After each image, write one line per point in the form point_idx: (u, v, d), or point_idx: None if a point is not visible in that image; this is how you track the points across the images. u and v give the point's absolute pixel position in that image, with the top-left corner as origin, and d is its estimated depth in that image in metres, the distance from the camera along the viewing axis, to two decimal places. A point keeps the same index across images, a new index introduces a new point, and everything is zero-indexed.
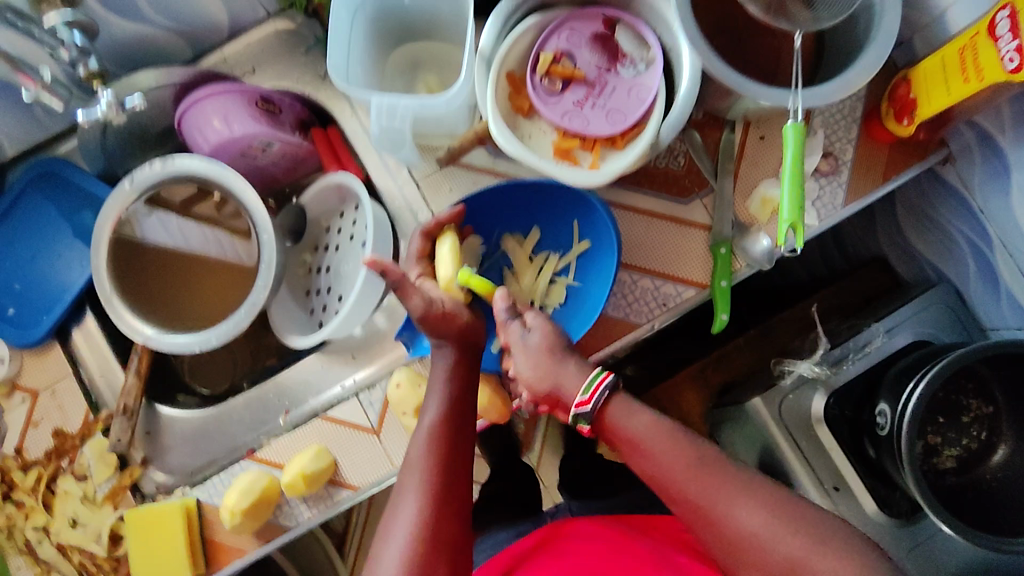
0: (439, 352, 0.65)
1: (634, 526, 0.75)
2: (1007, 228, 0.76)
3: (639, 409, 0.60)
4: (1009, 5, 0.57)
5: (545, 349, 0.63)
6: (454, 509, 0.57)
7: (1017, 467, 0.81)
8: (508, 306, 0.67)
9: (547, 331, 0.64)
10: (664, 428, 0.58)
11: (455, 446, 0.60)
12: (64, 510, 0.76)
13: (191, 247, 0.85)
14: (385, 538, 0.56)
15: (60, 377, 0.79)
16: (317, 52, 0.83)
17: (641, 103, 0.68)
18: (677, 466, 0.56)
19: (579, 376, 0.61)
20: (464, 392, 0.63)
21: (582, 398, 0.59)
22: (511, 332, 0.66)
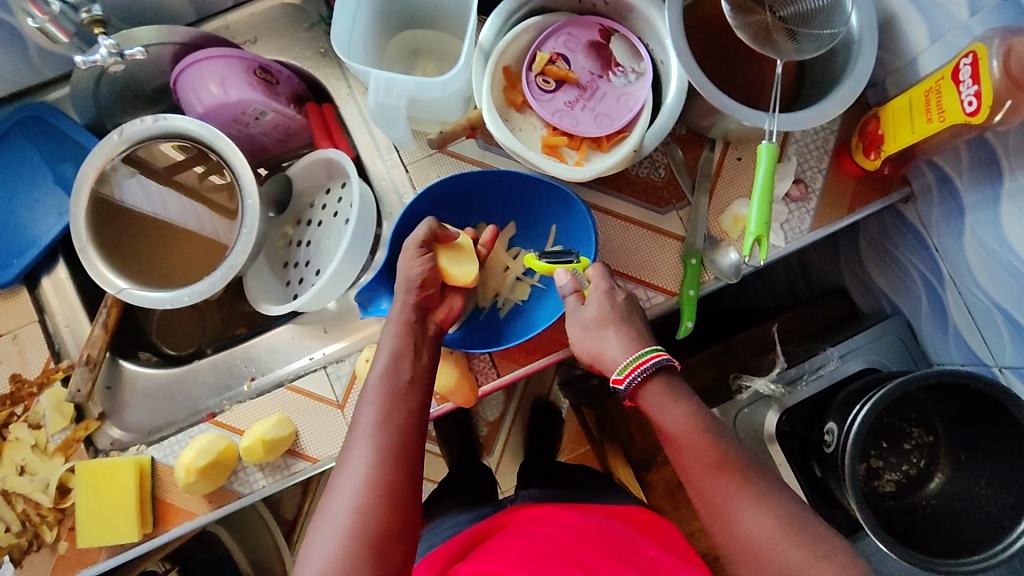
0: (393, 309, 0.69)
1: (610, 521, 0.77)
2: (958, 267, 0.81)
3: (679, 398, 0.63)
4: (973, 53, 0.62)
5: (598, 321, 0.67)
6: (407, 444, 0.59)
7: (950, 494, 0.84)
8: (569, 281, 0.69)
9: (601, 301, 0.67)
10: (694, 423, 0.61)
11: (409, 389, 0.63)
12: (14, 456, 0.76)
13: (167, 215, 0.86)
14: (340, 473, 0.58)
15: (24, 323, 0.79)
16: (320, 31, 0.85)
17: (628, 111, 0.72)
18: (698, 464, 0.60)
19: (621, 349, 0.65)
20: (411, 348, 0.66)
21: (617, 376, 0.64)
22: (568, 305, 0.69)
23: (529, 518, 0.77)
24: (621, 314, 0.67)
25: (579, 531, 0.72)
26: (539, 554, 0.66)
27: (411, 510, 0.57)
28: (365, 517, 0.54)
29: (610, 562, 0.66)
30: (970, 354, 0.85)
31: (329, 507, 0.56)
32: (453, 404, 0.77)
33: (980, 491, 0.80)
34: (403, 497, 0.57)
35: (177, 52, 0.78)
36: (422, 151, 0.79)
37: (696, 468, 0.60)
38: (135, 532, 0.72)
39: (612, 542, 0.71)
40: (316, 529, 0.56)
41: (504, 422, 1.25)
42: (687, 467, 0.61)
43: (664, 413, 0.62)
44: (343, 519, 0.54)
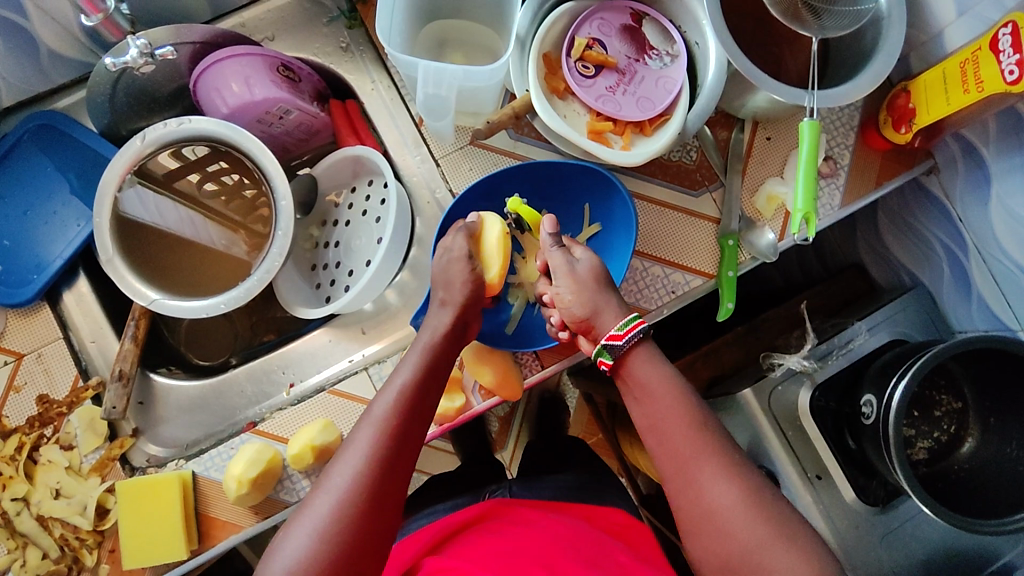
0: (437, 315, 0.67)
1: (585, 524, 0.76)
2: (983, 236, 0.83)
3: (660, 360, 0.65)
4: (1011, 23, 0.63)
5: (592, 278, 0.67)
6: (401, 463, 0.59)
7: (983, 456, 0.86)
8: (554, 235, 0.71)
9: (594, 264, 0.68)
10: (673, 385, 0.63)
11: (421, 406, 0.62)
12: (48, 479, 0.73)
13: (167, 225, 0.81)
14: (329, 474, 0.58)
15: (49, 340, 0.75)
16: (340, 24, 0.82)
17: (668, 94, 0.71)
18: (678, 420, 0.61)
19: (617, 311, 0.66)
20: (440, 362, 0.65)
21: (617, 332, 0.64)
22: (555, 259, 0.69)
23: (501, 517, 0.76)
24: (611, 279, 0.69)
25: (550, 534, 0.71)
26: (504, 559, 0.66)
27: (384, 529, 0.56)
28: (340, 526, 0.54)
29: (575, 564, 0.65)
30: (994, 320, 0.87)
31: (310, 506, 0.56)
32: (499, 398, 0.76)
33: (1011, 452, 0.83)
34: (381, 515, 0.56)
35: (196, 52, 0.75)
36: (455, 144, 0.78)
37: (674, 430, 0.61)
38: (183, 550, 0.70)
39: (583, 544, 0.69)
40: (292, 525, 0.55)
41: (514, 417, 1.25)
42: (656, 425, 0.63)
43: (649, 368, 0.64)
44: (319, 522, 0.54)
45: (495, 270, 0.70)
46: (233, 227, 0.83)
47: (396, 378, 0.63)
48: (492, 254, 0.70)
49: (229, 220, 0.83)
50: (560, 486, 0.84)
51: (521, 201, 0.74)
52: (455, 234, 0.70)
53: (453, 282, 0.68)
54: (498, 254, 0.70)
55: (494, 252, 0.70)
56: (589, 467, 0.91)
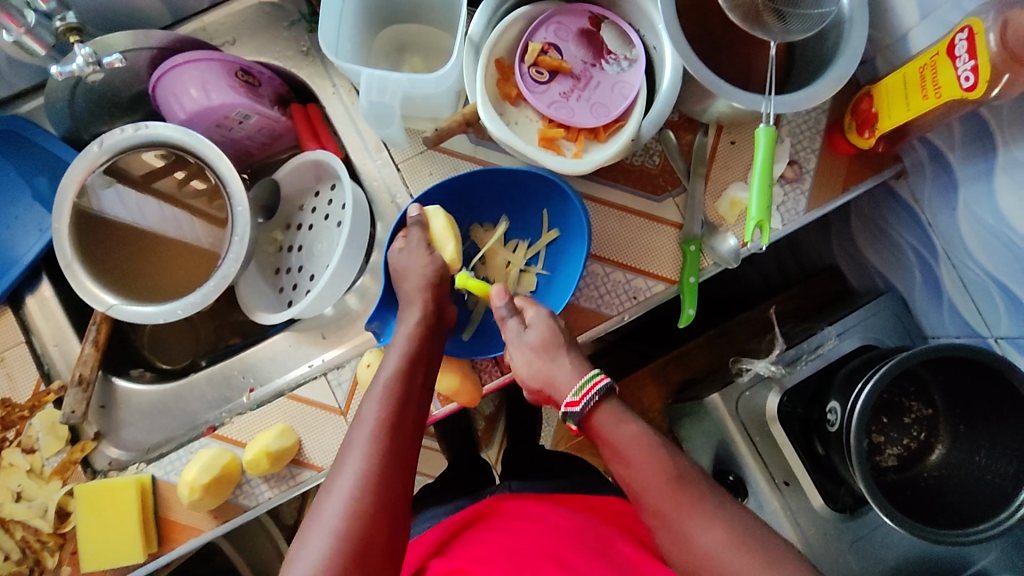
0: (411, 306, 0.66)
1: (585, 515, 0.74)
2: (952, 242, 0.82)
3: (627, 418, 0.61)
4: (969, 28, 0.62)
5: (542, 347, 0.65)
6: (403, 454, 0.57)
7: (953, 465, 0.83)
8: (506, 303, 0.69)
9: (546, 328, 0.66)
10: (646, 440, 0.59)
11: (413, 395, 0.61)
12: (9, 483, 0.73)
13: (148, 224, 0.84)
14: (335, 474, 0.56)
15: (11, 344, 0.76)
16: (301, 28, 0.82)
17: (624, 100, 0.71)
18: (657, 487, 0.57)
19: (572, 374, 0.63)
20: (425, 349, 0.64)
21: (572, 399, 0.61)
22: (510, 328, 0.67)
23: (504, 513, 0.74)
24: (566, 339, 0.66)
25: (555, 526, 0.69)
26: (516, 554, 0.64)
27: (398, 522, 0.55)
28: (357, 523, 0.52)
29: (586, 558, 0.63)
30: (965, 326, 0.85)
31: (321, 509, 0.54)
32: (457, 404, 0.76)
33: (980, 461, 0.80)
34: (393, 508, 0.55)
35: (154, 58, 0.75)
36: (414, 149, 0.78)
37: (650, 483, 0.58)
38: (141, 552, 0.71)
39: (589, 538, 0.68)
40: (307, 531, 0.53)
41: (499, 417, 1.22)
42: (634, 483, 0.59)
43: (622, 431, 0.60)
44: (334, 523, 0.52)
45: (451, 245, 0.70)
46: (212, 224, 0.83)
47: (383, 370, 0.62)
48: (444, 235, 0.70)
49: (213, 219, 0.83)
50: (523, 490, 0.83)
51: (469, 276, 0.72)
52: (408, 231, 0.70)
53: (412, 271, 0.68)
54: (449, 233, 0.70)
55: (444, 234, 0.70)
56: (558, 470, 0.90)
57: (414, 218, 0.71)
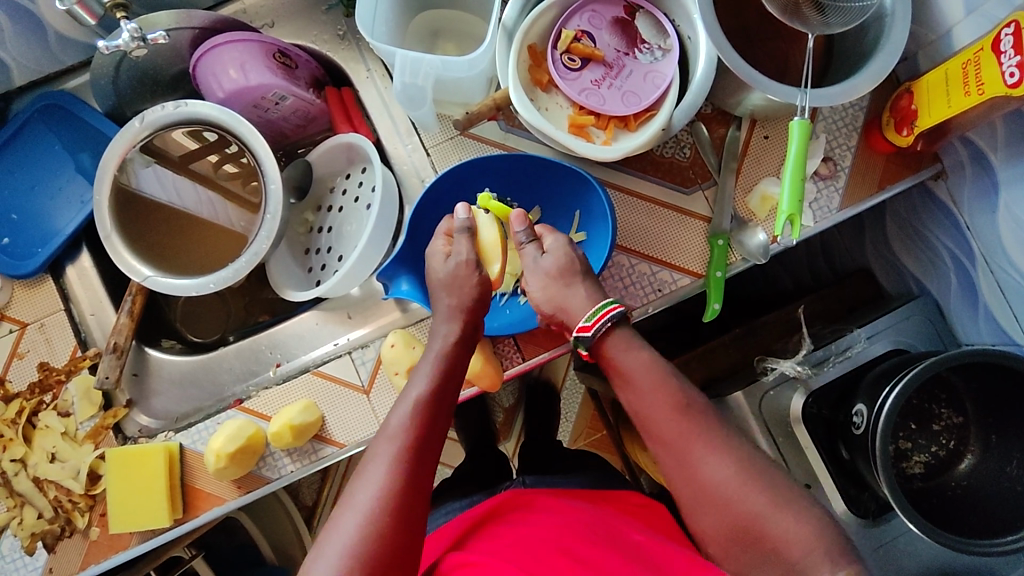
0: (447, 323, 0.66)
1: (600, 508, 0.74)
2: (991, 246, 0.79)
3: (637, 345, 0.63)
4: (1014, 23, 0.60)
5: (558, 273, 0.66)
6: (424, 477, 0.57)
7: (983, 475, 0.81)
8: (526, 229, 0.69)
9: (562, 255, 0.67)
10: (658, 368, 0.61)
11: (440, 416, 0.61)
12: (44, 444, 0.76)
13: (185, 205, 0.86)
14: (354, 490, 0.56)
15: (51, 311, 0.79)
16: (338, 13, 0.84)
17: (656, 89, 0.71)
18: (663, 410, 0.59)
19: (585, 301, 0.64)
20: (455, 370, 0.64)
21: (583, 324, 0.63)
22: (527, 253, 0.69)
23: (521, 506, 0.74)
24: (582, 265, 0.67)
25: (568, 520, 0.69)
26: (528, 548, 0.64)
27: (413, 545, 0.55)
28: (373, 544, 0.52)
29: (595, 550, 0.63)
30: (1000, 334, 0.83)
31: (338, 523, 0.54)
32: (478, 388, 0.76)
33: (1011, 472, 0.78)
34: (410, 527, 0.55)
35: (196, 37, 0.77)
36: (444, 134, 0.78)
37: (658, 417, 0.60)
38: (166, 518, 0.73)
39: (600, 530, 0.67)
40: (322, 545, 0.53)
41: (519, 408, 1.23)
42: (643, 413, 0.61)
43: (630, 357, 0.62)
44: (350, 540, 0.52)
45: (497, 265, 0.71)
46: (245, 208, 0.85)
47: (414, 388, 0.62)
48: (492, 251, 0.71)
49: (245, 202, 0.86)
50: (535, 482, 0.83)
51: (492, 199, 0.73)
52: (455, 239, 0.69)
53: (456, 286, 0.67)
54: (498, 250, 0.71)
55: (491, 247, 0.71)
56: (573, 464, 0.90)
57: (461, 223, 0.70)
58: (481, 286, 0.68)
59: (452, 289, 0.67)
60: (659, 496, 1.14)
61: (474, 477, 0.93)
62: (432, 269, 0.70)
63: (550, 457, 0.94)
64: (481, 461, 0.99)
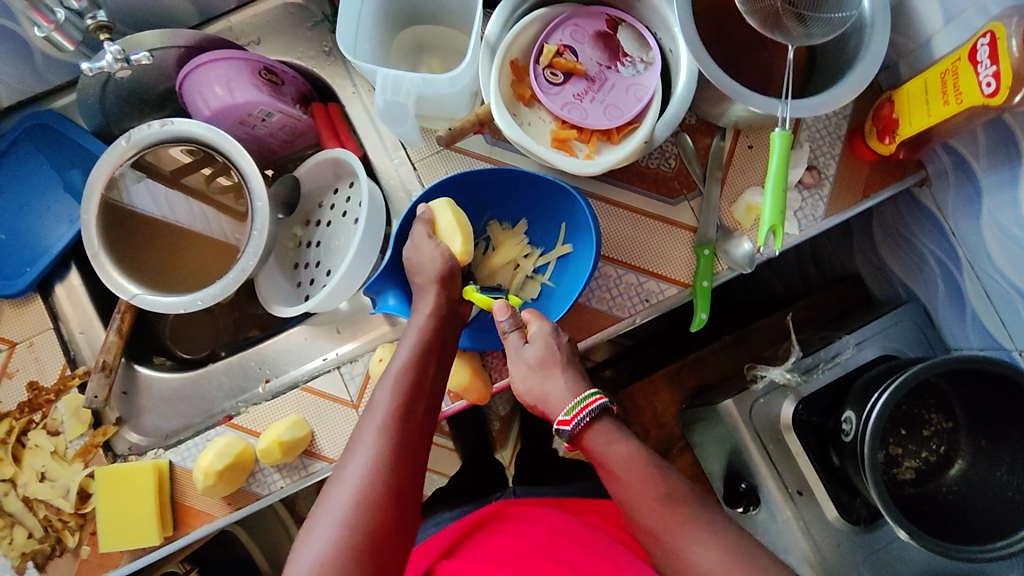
0: (423, 297, 0.67)
1: (589, 520, 0.74)
2: (976, 252, 0.80)
3: (619, 436, 0.60)
4: (991, 33, 0.61)
5: (539, 364, 0.63)
6: (413, 444, 0.58)
7: (974, 480, 0.81)
8: (510, 318, 0.66)
9: (543, 343, 0.64)
10: (638, 461, 0.59)
11: (425, 384, 0.62)
12: (34, 463, 0.76)
13: (177, 220, 0.87)
14: (345, 464, 0.57)
15: (40, 330, 0.79)
16: (324, 29, 0.85)
17: (638, 102, 0.71)
18: (647, 499, 0.57)
19: (566, 392, 0.62)
20: (437, 339, 0.65)
21: (565, 417, 0.61)
22: (510, 343, 0.66)
23: (512, 517, 0.74)
24: (566, 355, 0.64)
25: (558, 530, 0.69)
26: (521, 559, 0.64)
27: (406, 511, 0.56)
28: (365, 513, 0.53)
29: (585, 559, 0.64)
30: (988, 339, 0.83)
31: (331, 497, 0.55)
32: (467, 401, 0.76)
33: (1000, 476, 0.78)
34: (401, 495, 0.56)
35: (181, 56, 0.78)
36: (430, 148, 0.79)
37: (642, 506, 0.57)
38: (156, 536, 0.73)
39: (589, 540, 0.67)
40: (316, 519, 0.55)
41: (513, 417, 1.23)
42: (627, 503, 0.58)
43: (611, 450, 0.59)
44: (343, 511, 0.54)
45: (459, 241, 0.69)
46: (236, 221, 0.85)
47: (397, 360, 0.63)
48: (450, 231, 0.70)
49: (238, 215, 0.85)
50: (526, 493, 0.83)
51: (476, 291, 0.71)
52: (414, 228, 0.70)
53: (434, 277, 0.67)
54: (454, 229, 0.70)
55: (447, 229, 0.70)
56: (565, 474, 0.90)
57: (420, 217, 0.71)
58: (441, 256, 0.68)
59: (420, 267, 0.68)
60: None
61: (465, 488, 0.93)
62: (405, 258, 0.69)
63: (541, 467, 0.94)
64: (474, 471, 0.99)
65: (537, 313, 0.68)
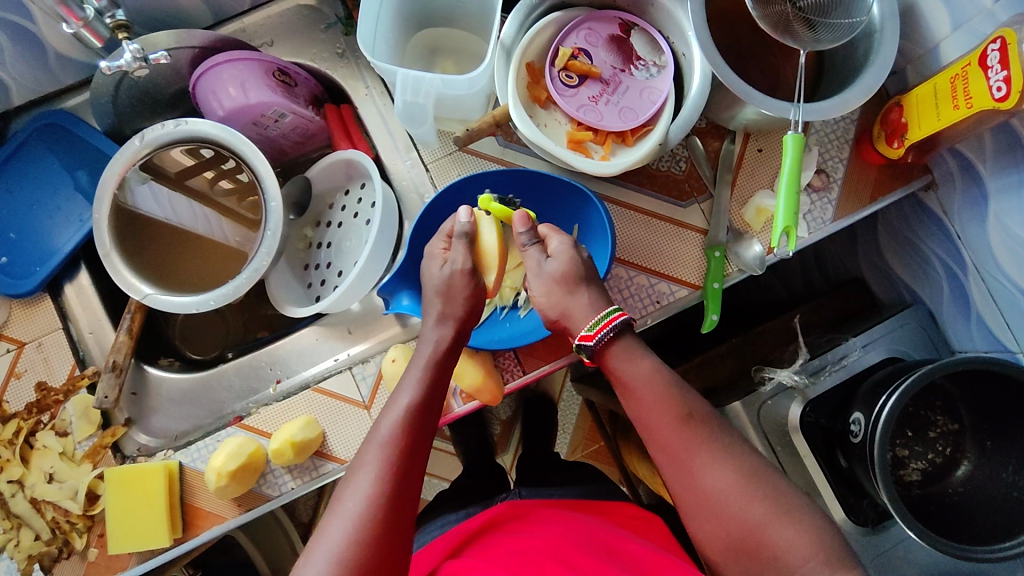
0: (435, 329, 0.66)
1: (598, 521, 0.74)
2: (982, 254, 0.81)
3: (640, 355, 0.63)
4: (1001, 39, 0.62)
5: (560, 278, 0.65)
6: (412, 482, 0.58)
7: (979, 481, 0.81)
8: (528, 230, 0.68)
9: (566, 258, 0.66)
10: (660, 379, 0.61)
11: (428, 420, 0.62)
12: (42, 464, 0.76)
13: (179, 222, 0.87)
14: (343, 497, 0.56)
15: (49, 330, 0.79)
16: (337, 31, 0.85)
17: (652, 104, 0.72)
18: (666, 419, 0.59)
19: (589, 309, 0.63)
20: (444, 374, 0.64)
21: (587, 333, 0.62)
22: (532, 257, 0.67)
23: (523, 517, 0.74)
24: (587, 271, 0.66)
25: (568, 530, 0.69)
26: (530, 556, 0.64)
27: (401, 551, 0.55)
28: (361, 549, 0.53)
29: (594, 559, 0.64)
30: (992, 341, 0.84)
31: (326, 530, 0.55)
32: (479, 401, 0.76)
33: (1006, 477, 0.78)
34: (397, 533, 0.55)
35: (196, 56, 0.78)
36: (443, 149, 0.79)
37: (662, 426, 0.60)
38: (166, 537, 0.72)
39: (599, 540, 0.67)
40: (311, 550, 0.54)
41: (516, 421, 1.23)
42: (647, 423, 0.61)
43: (633, 366, 0.62)
44: (338, 547, 0.53)
45: (494, 275, 0.70)
46: (240, 225, 0.87)
47: (403, 393, 0.62)
48: (491, 258, 0.70)
49: (241, 217, 0.87)
50: (532, 494, 0.83)
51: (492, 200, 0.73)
52: (453, 244, 0.69)
53: (455, 292, 0.67)
54: (495, 259, 0.70)
55: (491, 254, 0.70)
56: (571, 476, 0.90)
57: (461, 230, 0.69)
58: (476, 292, 0.68)
59: (448, 296, 0.67)
60: (657, 506, 1.14)
61: (472, 489, 0.93)
62: (427, 270, 0.70)
63: (547, 469, 0.94)
64: (478, 473, 0.99)
65: (557, 230, 0.69)
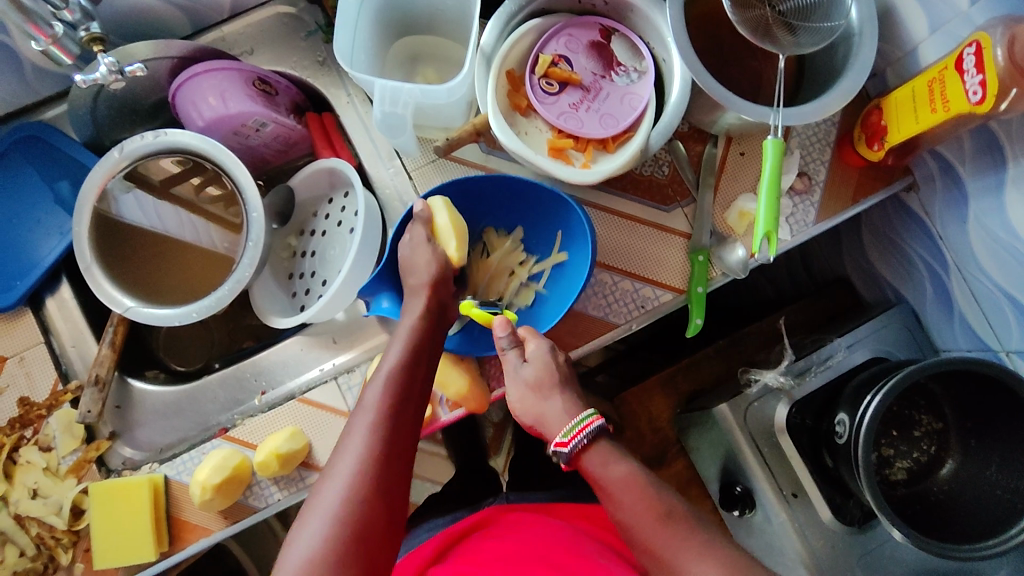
0: (414, 299, 0.67)
1: (584, 526, 0.74)
2: (963, 255, 0.81)
3: (617, 457, 0.60)
4: (976, 43, 0.62)
5: (534, 386, 0.64)
6: (402, 446, 0.58)
7: (964, 479, 0.82)
8: (509, 335, 0.66)
9: (542, 365, 0.65)
10: (636, 481, 0.58)
11: (415, 385, 0.62)
12: (26, 480, 0.75)
13: (166, 230, 0.86)
14: (335, 463, 0.56)
15: (30, 344, 0.78)
16: (318, 39, 0.85)
17: (632, 111, 0.72)
18: (646, 518, 0.56)
19: (563, 414, 0.63)
20: (428, 341, 0.65)
21: (561, 440, 0.61)
22: (509, 360, 0.66)
23: (508, 523, 0.74)
24: (562, 377, 0.65)
25: (552, 536, 0.69)
26: (515, 562, 0.64)
27: (395, 513, 0.55)
28: (356, 507, 0.52)
29: (579, 564, 0.64)
30: (975, 339, 0.84)
31: (320, 494, 0.54)
32: (465, 410, 0.76)
33: (990, 475, 0.79)
34: (391, 495, 0.55)
35: (174, 67, 0.77)
36: (426, 157, 0.79)
37: (644, 526, 0.56)
38: (152, 551, 0.71)
39: (584, 546, 0.67)
40: (306, 515, 0.53)
41: (507, 425, 1.23)
42: (628, 525, 0.57)
43: (610, 470, 0.59)
44: (332, 508, 0.52)
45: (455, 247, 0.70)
46: (227, 232, 0.84)
47: (387, 361, 0.63)
48: (447, 235, 0.70)
49: (228, 224, 0.85)
50: (520, 499, 0.83)
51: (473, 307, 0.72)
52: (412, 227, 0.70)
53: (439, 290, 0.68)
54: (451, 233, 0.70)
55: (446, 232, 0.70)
56: (559, 480, 0.90)
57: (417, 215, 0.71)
58: (441, 269, 0.68)
59: (416, 271, 0.68)
60: None
61: (461, 494, 0.93)
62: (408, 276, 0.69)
63: (535, 473, 0.94)
64: (467, 477, 0.99)
65: (535, 333, 0.68)
